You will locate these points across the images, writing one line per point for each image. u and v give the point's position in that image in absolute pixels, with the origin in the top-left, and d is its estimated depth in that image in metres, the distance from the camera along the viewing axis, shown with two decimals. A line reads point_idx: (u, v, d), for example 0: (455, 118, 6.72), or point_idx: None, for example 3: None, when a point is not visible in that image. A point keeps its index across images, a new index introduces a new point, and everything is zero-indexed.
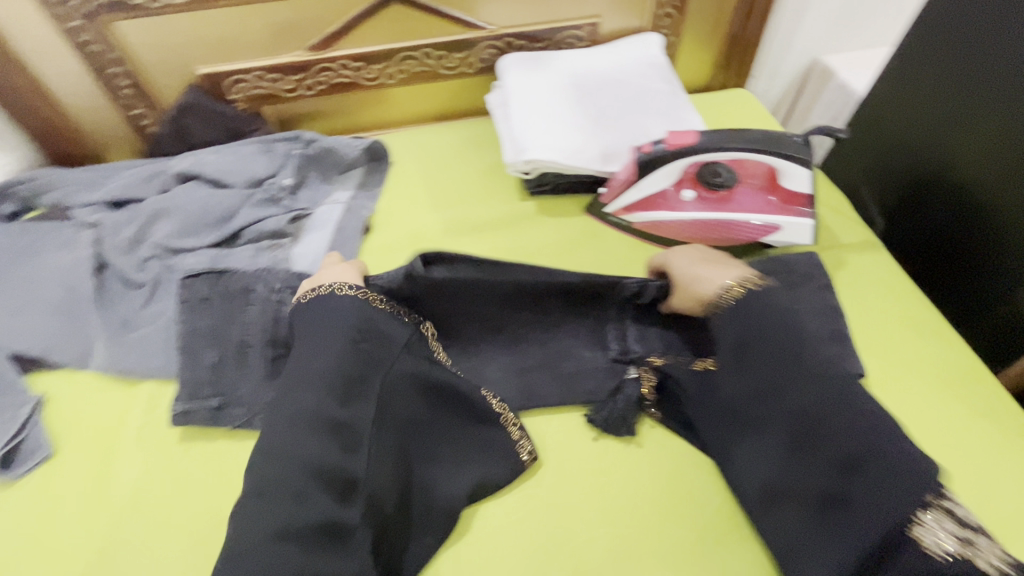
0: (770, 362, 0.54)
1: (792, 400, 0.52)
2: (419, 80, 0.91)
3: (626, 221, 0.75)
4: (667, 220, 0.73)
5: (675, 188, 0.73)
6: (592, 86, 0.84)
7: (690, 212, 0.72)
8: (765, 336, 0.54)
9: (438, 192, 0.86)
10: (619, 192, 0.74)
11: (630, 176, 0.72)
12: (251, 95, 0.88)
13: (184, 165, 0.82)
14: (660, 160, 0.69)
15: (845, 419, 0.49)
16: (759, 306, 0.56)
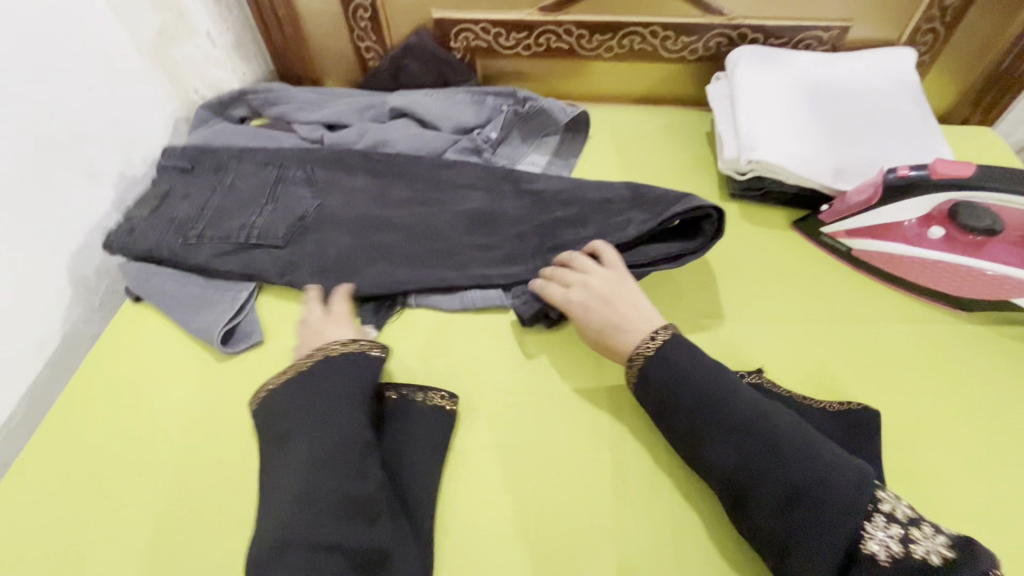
0: (707, 412, 0.51)
1: (742, 445, 0.49)
2: (635, 59, 0.89)
3: (844, 246, 0.70)
4: (899, 255, 0.66)
5: (919, 223, 0.65)
6: (831, 95, 0.77)
7: (932, 252, 0.64)
8: (687, 381, 0.52)
9: (632, 174, 0.84)
10: (850, 214, 0.68)
11: (871, 198, 0.65)
12: (470, 46, 0.90)
13: (401, 101, 0.86)
14: (917, 188, 0.62)
15: (788, 455, 0.47)
16: (675, 355, 0.54)
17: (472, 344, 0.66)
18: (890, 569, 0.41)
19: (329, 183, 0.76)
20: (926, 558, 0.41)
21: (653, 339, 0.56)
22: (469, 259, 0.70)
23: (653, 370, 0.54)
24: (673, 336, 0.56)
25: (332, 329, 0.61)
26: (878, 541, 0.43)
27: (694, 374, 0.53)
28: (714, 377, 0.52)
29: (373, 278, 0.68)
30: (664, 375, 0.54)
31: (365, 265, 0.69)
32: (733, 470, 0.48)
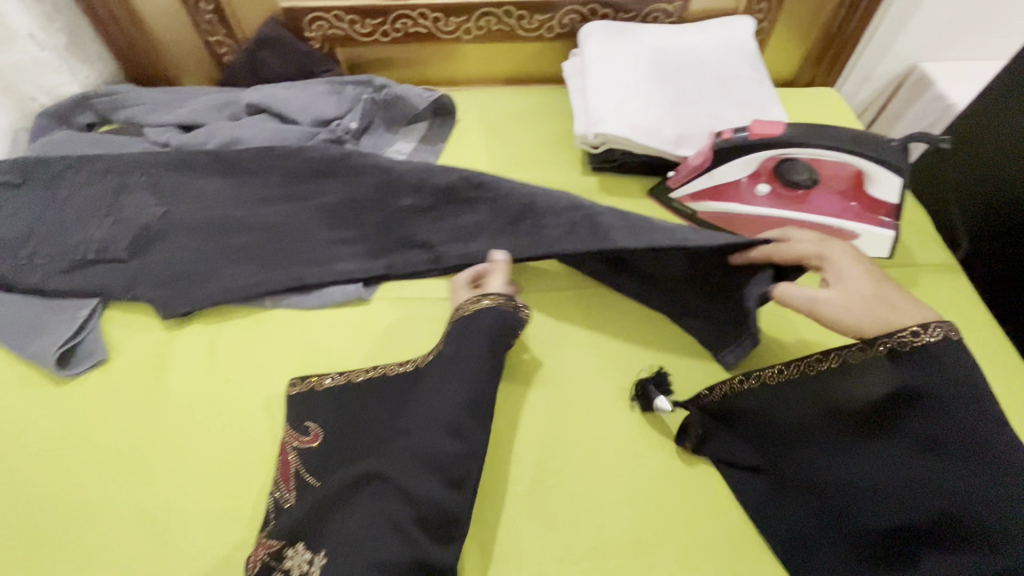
0: (921, 431, 0.47)
1: (943, 480, 0.45)
2: (495, 40, 0.89)
3: (690, 209, 0.72)
4: (735, 215, 0.69)
5: (750, 182, 0.69)
6: (675, 65, 0.80)
7: (761, 209, 0.68)
8: (900, 385, 0.48)
9: (499, 154, 0.85)
10: (689, 179, 0.71)
11: (704, 161, 0.69)
12: (327, 35, 0.88)
13: (255, 97, 0.83)
14: (738, 150, 0.66)
15: (1017, 524, 0.41)
16: (954, 371, 0.46)
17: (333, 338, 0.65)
18: None
19: (174, 186, 0.72)
20: None
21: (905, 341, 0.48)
22: (329, 253, 0.69)
23: (861, 365, 0.50)
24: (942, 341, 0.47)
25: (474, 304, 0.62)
26: None
27: (932, 389, 0.46)
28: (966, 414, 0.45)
29: (225, 282, 0.66)
30: (868, 375, 0.50)
31: (217, 269, 0.67)
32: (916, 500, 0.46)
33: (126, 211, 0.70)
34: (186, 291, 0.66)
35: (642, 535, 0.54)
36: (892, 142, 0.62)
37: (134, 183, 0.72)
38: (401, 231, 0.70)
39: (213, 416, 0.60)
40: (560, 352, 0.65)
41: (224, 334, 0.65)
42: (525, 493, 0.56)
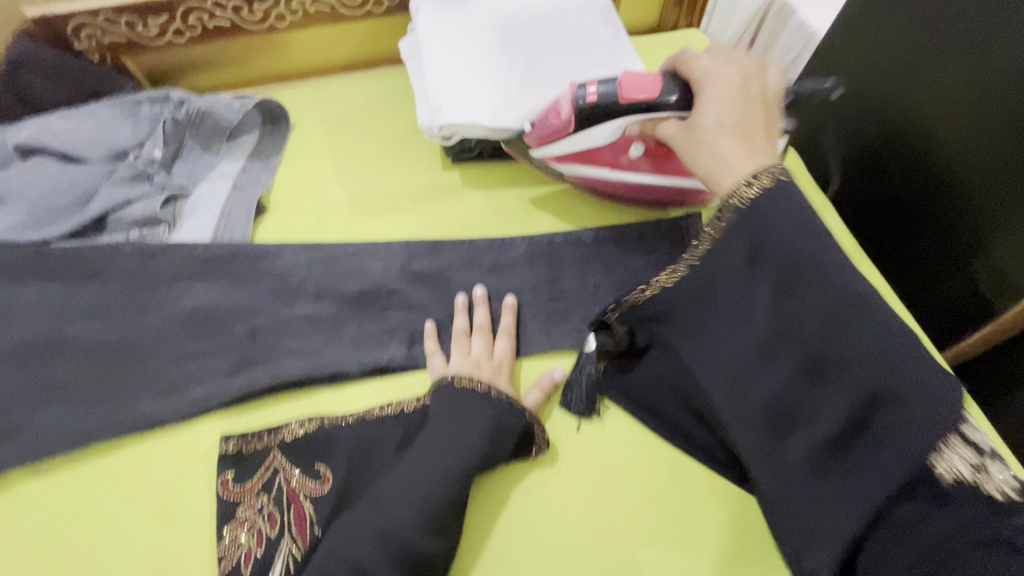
0: (802, 284, 0.42)
1: (825, 329, 0.41)
2: (317, 23, 0.76)
3: (556, 168, 0.64)
4: (604, 178, 0.64)
5: (620, 143, 0.61)
6: (521, 29, 0.72)
7: (634, 172, 0.62)
8: (772, 236, 0.43)
9: (345, 159, 0.73)
10: (548, 142, 0.60)
11: (566, 127, 0.58)
12: (105, 44, 0.72)
13: (24, 137, 0.67)
14: (605, 114, 0.56)
15: (903, 358, 0.39)
16: (803, 212, 0.43)
17: (167, 434, 0.54)
18: (957, 490, 0.37)
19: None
20: (994, 495, 0.37)
21: (752, 183, 0.45)
22: (150, 320, 0.58)
23: (739, 213, 0.45)
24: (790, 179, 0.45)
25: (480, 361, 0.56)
26: (947, 463, 0.38)
27: (809, 234, 0.43)
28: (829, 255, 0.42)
29: (20, 391, 0.54)
30: (732, 235, 0.46)
31: (13, 384, 0.54)
32: (782, 414, 0.44)
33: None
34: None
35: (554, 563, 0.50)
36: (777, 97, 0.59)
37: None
38: (238, 282, 0.61)
39: (25, 562, 0.49)
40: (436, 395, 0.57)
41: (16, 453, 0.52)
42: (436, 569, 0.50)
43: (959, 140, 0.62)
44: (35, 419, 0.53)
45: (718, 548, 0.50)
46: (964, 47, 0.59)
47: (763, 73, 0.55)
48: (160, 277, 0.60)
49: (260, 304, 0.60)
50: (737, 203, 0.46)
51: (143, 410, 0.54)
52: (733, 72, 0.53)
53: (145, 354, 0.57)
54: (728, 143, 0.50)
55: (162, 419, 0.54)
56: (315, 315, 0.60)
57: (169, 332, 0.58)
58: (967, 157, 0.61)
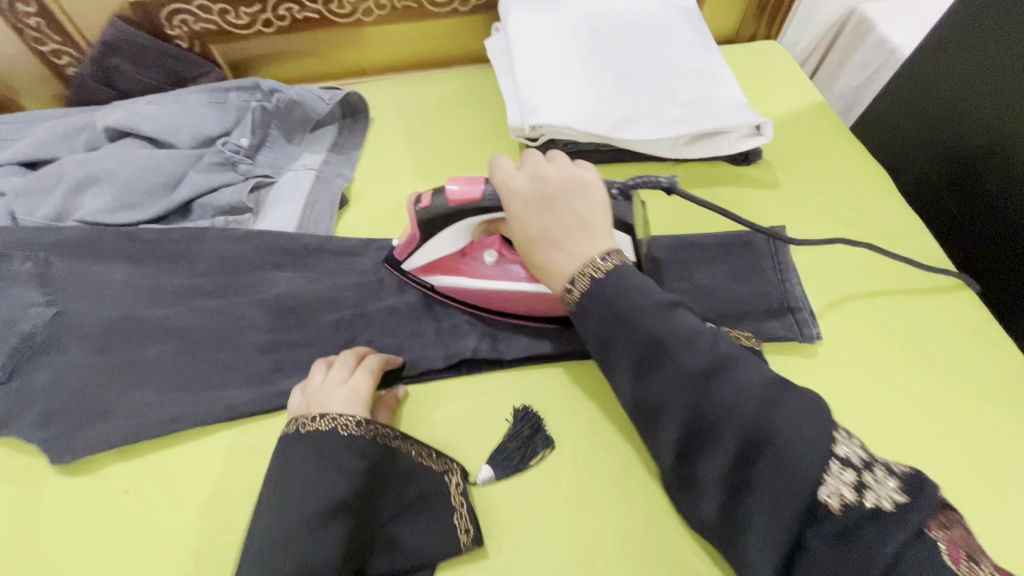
0: (662, 368, 0.42)
1: (702, 404, 0.40)
2: (402, 19, 0.76)
3: (426, 282, 0.59)
4: (470, 288, 0.58)
5: (473, 247, 0.57)
6: (611, 33, 0.71)
7: (493, 279, 0.57)
8: (624, 328, 0.43)
9: (425, 156, 0.73)
10: (414, 256, 0.56)
11: (414, 233, 0.54)
12: (195, 31, 0.72)
13: (114, 119, 0.67)
14: (441, 221, 0.51)
15: (773, 416, 0.38)
16: (634, 293, 0.44)
17: (251, 423, 0.53)
18: (844, 516, 0.36)
19: (66, 279, 0.57)
20: (878, 506, 0.35)
21: (581, 278, 0.45)
22: (235, 307, 0.58)
23: (582, 308, 0.46)
24: (617, 267, 0.45)
25: (333, 396, 0.50)
26: (827, 486, 0.36)
27: (639, 321, 0.43)
28: (695, 338, 0.42)
29: (107, 373, 0.54)
30: (594, 330, 0.45)
31: (99, 364, 0.54)
32: (693, 480, 0.42)
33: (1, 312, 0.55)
34: (75, 428, 0.51)
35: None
36: (613, 188, 0.52)
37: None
38: (324, 275, 0.61)
39: (106, 549, 0.47)
40: (453, 402, 0.55)
41: (102, 434, 0.51)
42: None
43: None
44: (124, 400, 0.52)
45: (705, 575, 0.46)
46: None
47: (556, 166, 0.50)
48: (247, 265, 0.60)
49: (346, 297, 0.60)
50: (570, 301, 0.46)
51: (229, 399, 0.53)
52: (530, 170, 0.50)
53: (231, 341, 0.56)
54: (542, 253, 0.48)
55: (248, 408, 0.53)
56: (401, 312, 0.59)
57: (255, 321, 0.58)
58: None
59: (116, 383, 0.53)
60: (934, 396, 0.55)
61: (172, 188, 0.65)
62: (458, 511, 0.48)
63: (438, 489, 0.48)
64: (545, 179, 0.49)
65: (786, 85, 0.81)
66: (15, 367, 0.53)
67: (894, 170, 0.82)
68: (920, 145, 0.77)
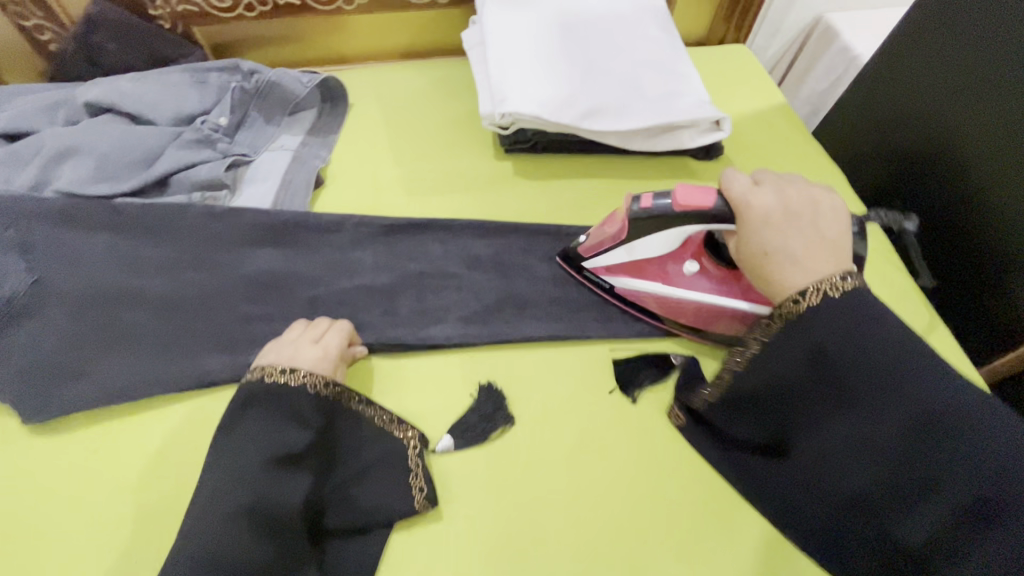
0: (873, 396, 0.41)
1: (914, 434, 0.40)
2: (383, 9, 0.79)
3: (606, 282, 0.62)
4: (657, 293, 0.59)
5: (677, 255, 0.59)
6: (582, 29, 0.74)
7: (691, 289, 0.58)
8: (861, 362, 0.42)
9: (401, 141, 0.75)
10: (601, 251, 0.60)
11: (619, 231, 0.57)
12: (178, 12, 0.74)
13: (94, 94, 0.69)
14: (655, 221, 0.55)
15: (937, 447, 0.39)
16: (876, 325, 0.42)
17: (222, 389, 0.55)
18: None
19: (46, 248, 0.58)
20: None
21: (801, 299, 0.45)
22: (210, 279, 0.60)
23: (800, 327, 0.44)
24: (855, 290, 0.44)
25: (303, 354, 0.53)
26: None
27: (868, 347, 0.42)
28: (914, 356, 0.41)
29: (81, 337, 0.55)
30: (778, 362, 0.46)
31: (75, 330, 0.55)
32: (824, 459, 0.44)
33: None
34: (47, 389, 0.52)
35: (597, 543, 0.50)
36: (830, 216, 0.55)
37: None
38: (298, 251, 0.63)
39: (73, 504, 0.49)
40: (416, 374, 0.58)
41: (73, 396, 0.52)
42: (385, 538, 0.49)
43: (991, 178, 0.66)
44: (97, 364, 0.54)
45: (759, 542, 0.50)
46: (996, 96, 0.65)
47: (802, 189, 0.52)
48: (222, 240, 0.62)
49: (318, 272, 0.62)
50: (792, 313, 0.45)
51: (200, 365, 0.55)
52: (779, 189, 0.52)
53: (205, 311, 0.58)
54: (786, 267, 0.47)
55: (218, 375, 0.55)
56: (371, 289, 0.61)
57: (229, 292, 0.60)
58: (998, 193, 0.65)
59: (90, 348, 0.55)
60: None
61: (150, 163, 0.66)
62: (413, 473, 0.50)
63: (394, 452, 0.51)
64: (789, 198, 0.51)
65: (752, 86, 0.85)
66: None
67: (852, 171, 0.86)
68: (875, 148, 0.82)
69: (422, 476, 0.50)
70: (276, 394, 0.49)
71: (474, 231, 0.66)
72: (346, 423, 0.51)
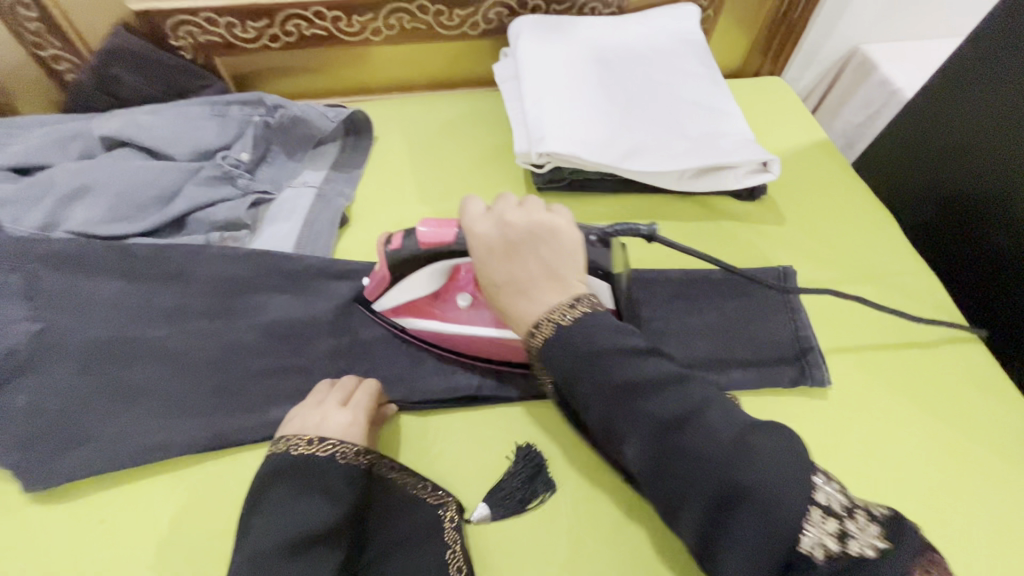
0: (630, 422, 0.40)
1: (666, 458, 0.38)
2: (411, 40, 0.76)
3: (395, 325, 0.57)
4: (438, 332, 0.56)
5: (448, 289, 0.56)
6: (620, 63, 0.71)
7: (466, 325, 0.55)
8: (593, 389, 0.41)
9: (429, 178, 0.72)
10: (399, 299, 0.55)
11: (384, 274, 0.53)
12: (199, 43, 0.71)
13: (111, 128, 0.66)
14: (411, 263, 0.51)
15: (681, 453, 0.38)
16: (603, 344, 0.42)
17: (240, 451, 0.51)
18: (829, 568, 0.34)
19: (53, 294, 0.54)
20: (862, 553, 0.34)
21: (538, 331, 0.44)
22: (228, 329, 0.56)
23: (546, 357, 0.43)
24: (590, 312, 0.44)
25: (327, 419, 0.49)
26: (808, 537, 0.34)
27: (592, 365, 0.41)
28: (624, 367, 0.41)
29: (90, 394, 0.51)
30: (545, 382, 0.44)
31: (80, 385, 0.51)
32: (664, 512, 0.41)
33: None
34: (51, 453, 0.48)
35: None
36: (590, 234, 0.50)
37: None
38: (323, 298, 0.59)
39: None
40: (450, 434, 0.53)
41: (77, 463, 0.48)
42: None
43: None
44: (105, 424, 0.50)
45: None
46: None
47: (523, 210, 0.48)
48: (242, 285, 0.58)
49: (343, 321, 0.58)
50: (534, 343, 0.44)
51: (218, 426, 0.51)
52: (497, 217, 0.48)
53: (222, 364, 0.54)
54: (517, 305, 0.46)
55: (237, 437, 0.51)
56: (400, 341, 0.58)
57: (249, 343, 0.56)
58: None
59: (99, 406, 0.51)
60: (940, 441, 0.54)
61: (167, 201, 0.63)
62: (452, 550, 0.46)
63: (429, 520, 0.47)
64: (510, 226, 0.47)
65: (791, 121, 0.81)
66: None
67: (897, 208, 0.82)
68: (923, 185, 0.78)
69: (459, 555, 0.46)
70: (303, 465, 0.45)
71: None
72: (375, 490, 0.48)
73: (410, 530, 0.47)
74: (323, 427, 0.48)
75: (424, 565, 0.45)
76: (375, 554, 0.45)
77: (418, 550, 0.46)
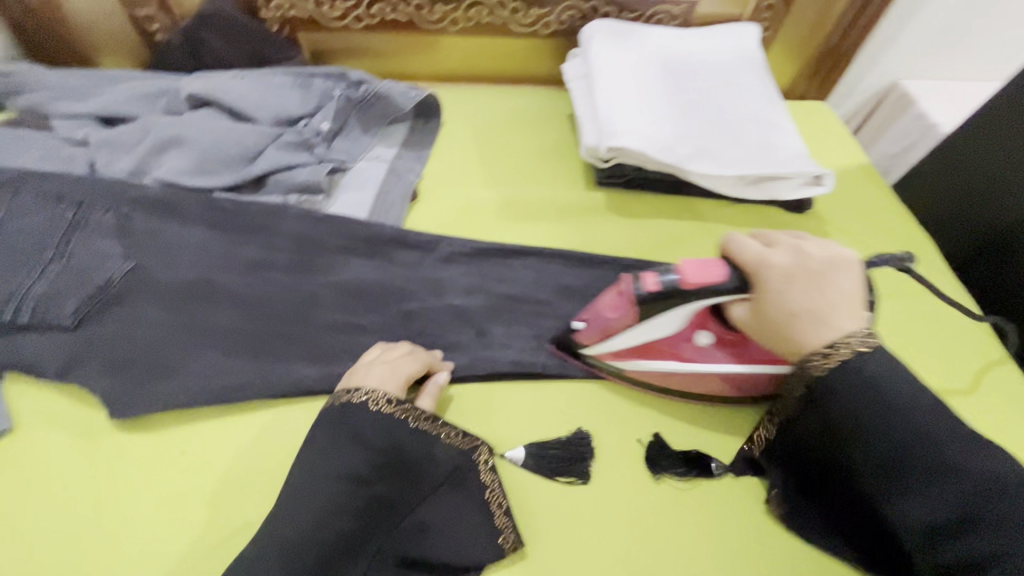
0: (870, 449, 0.42)
1: (910, 501, 0.41)
2: (485, 33, 0.80)
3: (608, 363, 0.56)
4: (679, 372, 0.54)
5: (688, 330, 0.54)
6: (684, 72, 0.75)
7: (709, 364, 0.54)
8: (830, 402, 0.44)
9: (494, 164, 0.74)
10: (610, 337, 0.53)
11: (627, 318, 0.50)
12: (288, 17, 0.75)
13: (199, 87, 0.68)
14: (660, 304, 0.48)
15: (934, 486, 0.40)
16: (879, 379, 0.43)
17: (311, 399, 0.53)
18: None
19: (144, 236, 0.57)
20: None
21: (825, 357, 0.44)
22: (305, 284, 0.59)
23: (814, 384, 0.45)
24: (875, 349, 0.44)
25: (372, 372, 0.52)
26: None
27: (863, 397, 0.43)
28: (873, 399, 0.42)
29: (173, 331, 0.53)
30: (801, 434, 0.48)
31: (167, 322, 0.54)
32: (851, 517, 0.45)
33: (76, 258, 0.55)
34: (134, 383, 0.50)
35: None
36: None
37: (78, 212, 0.57)
38: (395, 266, 0.62)
39: (153, 510, 0.47)
40: (511, 401, 0.56)
41: (159, 396, 0.50)
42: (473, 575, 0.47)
43: None
44: (186, 362, 0.52)
45: None
46: None
47: (821, 244, 0.48)
48: (319, 246, 0.61)
49: (413, 288, 0.61)
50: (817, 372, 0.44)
51: (292, 373, 0.53)
52: (793, 248, 0.48)
53: (300, 317, 0.57)
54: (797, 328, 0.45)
55: (309, 385, 0.53)
56: (468, 312, 0.60)
57: (322, 300, 0.58)
58: None
59: (182, 344, 0.53)
60: None
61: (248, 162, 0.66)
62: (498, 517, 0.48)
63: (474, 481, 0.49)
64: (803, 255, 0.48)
65: (836, 143, 0.85)
66: (84, 314, 0.52)
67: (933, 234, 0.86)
68: (961, 214, 0.81)
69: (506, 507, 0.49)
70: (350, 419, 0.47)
71: (570, 262, 0.65)
72: (422, 454, 0.48)
73: (458, 490, 0.48)
74: (367, 379, 0.51)
75: (472, 524, 0.47)
76: (426, 511, 0.47)
77: (471, 509, 0.48)
